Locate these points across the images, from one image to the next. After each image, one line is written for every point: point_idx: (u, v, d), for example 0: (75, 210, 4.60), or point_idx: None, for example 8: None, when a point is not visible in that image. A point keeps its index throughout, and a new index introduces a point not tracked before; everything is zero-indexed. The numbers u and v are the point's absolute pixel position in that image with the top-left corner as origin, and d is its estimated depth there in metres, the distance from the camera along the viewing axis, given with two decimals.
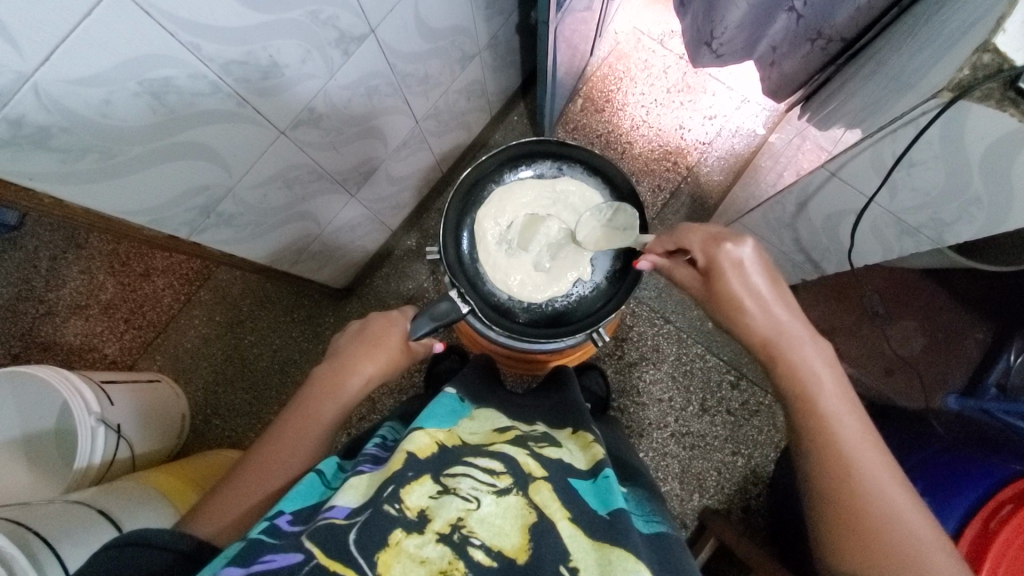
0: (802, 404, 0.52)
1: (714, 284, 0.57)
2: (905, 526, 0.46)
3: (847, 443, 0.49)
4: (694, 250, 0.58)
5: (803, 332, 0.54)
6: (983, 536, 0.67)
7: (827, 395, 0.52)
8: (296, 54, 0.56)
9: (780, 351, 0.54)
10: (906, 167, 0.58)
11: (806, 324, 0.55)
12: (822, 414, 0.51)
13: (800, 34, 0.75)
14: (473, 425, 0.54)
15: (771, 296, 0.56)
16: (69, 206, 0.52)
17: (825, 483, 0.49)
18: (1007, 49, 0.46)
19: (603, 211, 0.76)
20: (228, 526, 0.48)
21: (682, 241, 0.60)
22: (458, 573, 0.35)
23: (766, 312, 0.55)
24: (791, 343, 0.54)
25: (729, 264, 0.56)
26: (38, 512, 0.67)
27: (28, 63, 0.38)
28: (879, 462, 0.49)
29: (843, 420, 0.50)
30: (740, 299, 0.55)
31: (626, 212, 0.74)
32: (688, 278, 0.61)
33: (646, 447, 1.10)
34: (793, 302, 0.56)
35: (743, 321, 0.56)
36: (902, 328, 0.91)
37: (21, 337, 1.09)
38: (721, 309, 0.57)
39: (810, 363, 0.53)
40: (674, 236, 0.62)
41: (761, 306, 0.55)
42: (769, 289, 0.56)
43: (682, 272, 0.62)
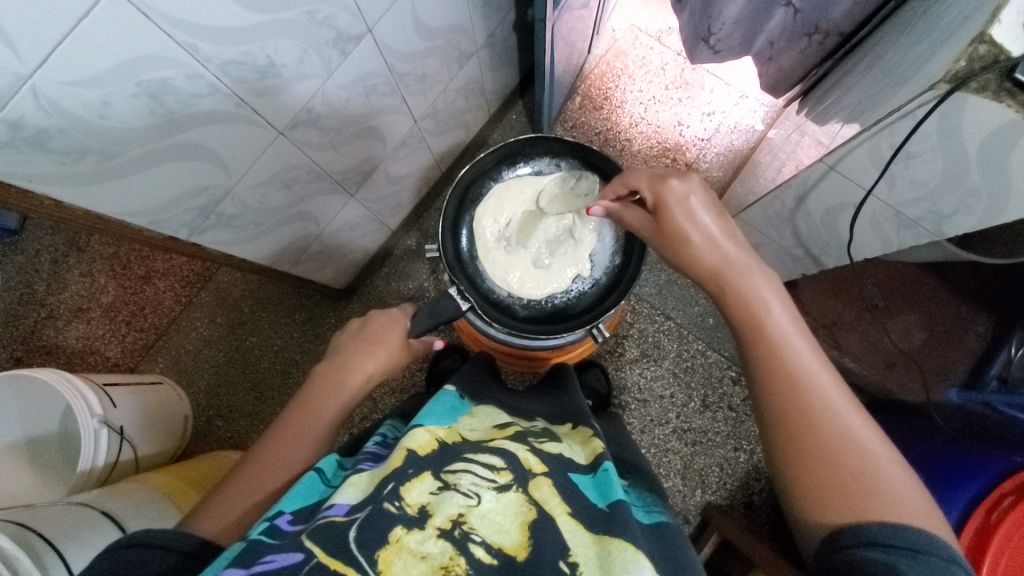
0: (754, 335, 0.52)
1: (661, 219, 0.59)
2: (858, 445, 0.45)
3: (798, 367, 0.49)
4: (642, 192, 0.61)
5: (750, 266, 0.56)
6: (984, 528, 0.68)
7: (778, 322, 0.52)
8: (293, 53, 0.56)
9: (729, 281, 0.55)
10: (904, 158, 0.58)
11: (754, 258, 0.56)
12: (771, 342, 0.51)
13: (797, 29, 0.75)
14: (473, 422, 0.55)
15: (717, 233, 0.57)
16: (69, 208, 0.52)
17: (777, 412, 0.48)
18: (1003, 40, 0.46)
19: (568, 179, 0.75)
20: (229, 526, 0.48)
21: (631, 184, 0.62)
22: (459, 569, 0.35)
23: (714, 248, 0.57)
24: (739, 274, 0.55)
25: (674, 199, 0.58)
26: (43, 514, 0.68)
27: (26, 65, 0.38)
28: (829, 384, 0.48)
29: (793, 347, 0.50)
30: (686, 232, 0.57)
31: (590, 178, 0.73)
32: (640, 220, 0.62)
33: (647, 443, 1.10)
34: (740, 240, 0.58)
35: (693, 257, 0.57)
36: (902, 322, 0.88)
37: (23, 341, 1.09)
38: (670, 245, 0.59)
39: (760, 294, 0.54)
40: (623, 180, 0.63)
41: (708, 242, 0.57)
42: (718, 229, 0.57)
43: (634, 216, 0.63)
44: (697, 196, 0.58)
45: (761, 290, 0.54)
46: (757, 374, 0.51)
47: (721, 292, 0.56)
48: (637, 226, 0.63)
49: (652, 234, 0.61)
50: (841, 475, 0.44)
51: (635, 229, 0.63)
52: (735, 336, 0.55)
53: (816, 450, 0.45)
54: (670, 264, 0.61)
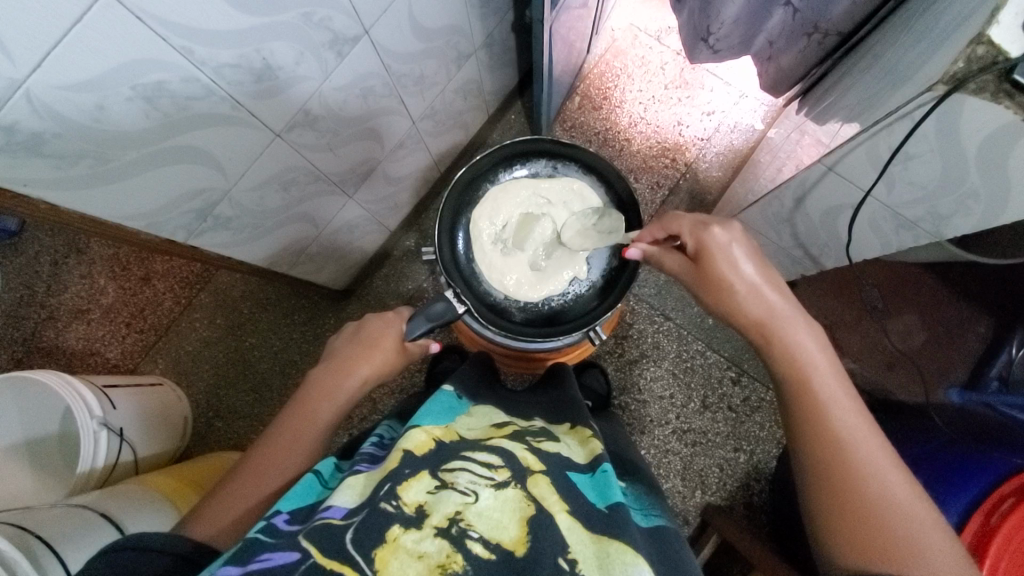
0: (795, 385, 0.54)
1: (702, 267, 0.59)
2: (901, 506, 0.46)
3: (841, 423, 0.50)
4: (682, 237, 0.60)
5: (795, 321, 0.56)
6: (983, 532, 0.68)
7: (819, 374, 0.53)
8: (288, 55, 0.56)
9: (772, 332, 0.56)
10: (903, 160, 0.58)
11: (796, 308, 0.57)
12: (815, 396, 0.52)
13: (796, 28, 0.74)
14: (470, 422, 0.54)
15: (762, 282, 0.57)
16: (64, 212, 0.52)
17: (818, 466, 0.50)
18: (1001, 41, 0.45)
19: (590, 217, 0.76)
20: (226, 530, 0.48)
21: (671, 228, 0.62)
22: (457, 566, 0.35)
23: (756, 296, 0.57)
24: (783, 325, 0.56)
25: (717, 248, 0.58)
26: (42, 516, 0.68)
27: (20, 69, 0.38)
28: (871, 440, 0.50)
29: (836, 404, 0.52)
30: (729, 282, 0.57)
31: (613, 217, 0.74)
32: (678, 265, 0.62)
33: (647, 445, 1.10)
34: (783, 288, 0.58)
35: (737, 307, 0.58)
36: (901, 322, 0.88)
37: (23, 342, 1.09)
38: (709, 291, 0.59)
39: (802, 344, 0.55)
40: (663, 224, 0.63)
41: (752, 291, 0.57)
42: (760, 276, 0.57)
43: (672, 259, 0.63)
44: (739, 246, 0.58)
45: (803, 342, 0.55)
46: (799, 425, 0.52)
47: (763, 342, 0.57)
48: (673, 269, 0.63)
49: (690, 280, 0.61)
50: (883, 537, 0.45)
51: (673, 275, 0.63)
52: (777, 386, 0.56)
53: (861, 509, 0.47)
54: (708, 309, 0.61)
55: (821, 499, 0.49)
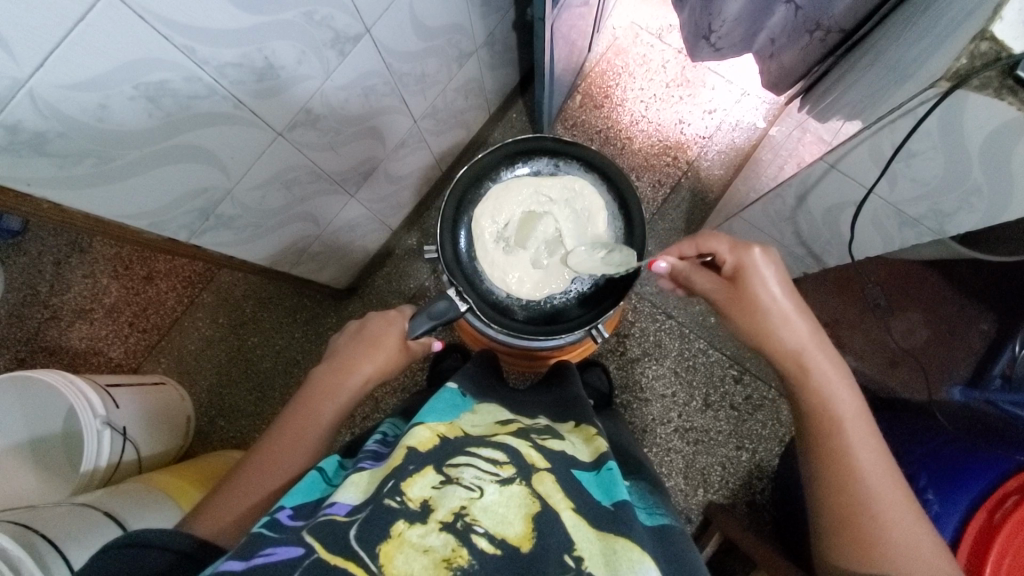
0: (824, 426, 0.55)
1: (740, 286, 0.59)
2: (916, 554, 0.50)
3: (868, 470, 0.52)
4: (721, 255, 0.61)
5: (825, 359, 0.57)
6: (987, 528, 0.68)
7: (849, 417, 0.55)
8: (290, 54, 0.56)
9: (807, 370, 0.57)
10: (906, 157, 0.57)
11: (824, 346, 0.58)
12: (843, 444, 0.54)
13: (798, 26, 0.74)
14: (475, 419, 0.54)
15: (794, 309, 0.58)
16: (67, 211, 0.52)
17: (844, 513, 0.52)
18: (1005, 37, 0.46)
19: (598, 249, 0.76)
20: (227, 528, 0.48)
21: (707, 245, 0.62)
22: (462, 561, 0.35)
23: (787, 323, 0.58)
24: (816, 362, 0.57)
25: (756, 270, 0.58)
26: (46, 514, 0.68)
27: (23, 70, 0.38)
28: (892, 488, 0.52)
29: (861, 455, 0.53)
30: (765, 307, 0.58)
31: (622, 252, 0.75)
32: (710, 285, 0.62)
33: (649, 443, 1.10)
34: (813, 320, 0.59)
35: (773, 335, 0.58)
36: (905, 321, 0.90)
37: (27, 341, 1.10)
38: (743, 311, 0.59)
39: (834, 381, 0.56)
40: (696, 240, 0.63)
41: (783, 316, 0.58)
42: (790, 303, 0.58)
43: (702, 278, 0.62)
44: (772, 269, 0.59)
45: (833, 381, 0.56)
46: (824, 467, 0.54)
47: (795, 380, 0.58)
48: (703, 287, 0.62)
49: (722, 300, 0.61)
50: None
51: (703, 294, 0.63)
52: (805, 420, 0.57)
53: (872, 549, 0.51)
54: (737, 332, 0.61)
55: (838, 540, 0.53)
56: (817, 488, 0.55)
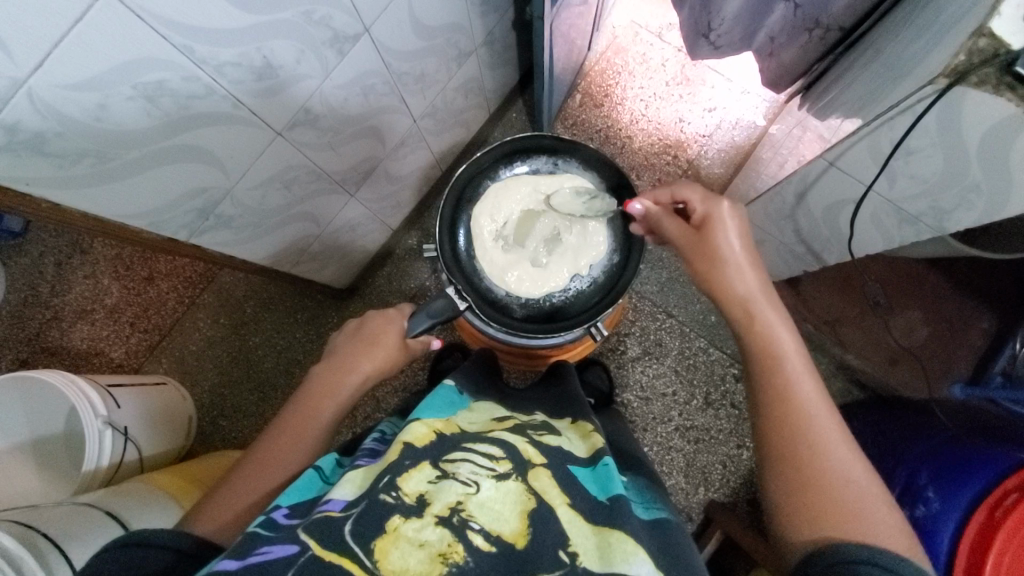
0: (762, 363, 0.54)
1: (703, 235, 0.61)
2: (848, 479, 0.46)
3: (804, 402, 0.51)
4: (693, 205, 0.63)
5: (772, 311, 0.57)
6: (989, 524, 0.68)
7: (789, 355, 0.54)
8: (289, 54, 0.56)
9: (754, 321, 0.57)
10: (905, 154, 0.57)
11: (773, 303, 0.58)
12: (782, 379, 0.52)
13: (798, 24, 0.74)
14: (472, 415, 0.54)
15: (747, 263, 0.59)
16: (67, 210, 0.53)
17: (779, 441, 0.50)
18: (1002, 34, 0.46)
19: (582, 193, 0.77)
20: (225, 527, 0.48)
21: (679, 193, 0.64)
22: (457, 556, 0.35)
23: (741, 274, 0.59)
24: (764, 312, 0.57)
25: (719, 221, 0.60)
26: (48, 514, 0.68)
27: (21, 69, 0.38)
28: (827, 418, 0.50)
29: (803, 395, 0.51)
30: (722, 254, 0.59)
31: (606, 202, 0.77)
32: (677, 231, 0.64)
33: (650, 441, 1.10)
34: (766, 279, 0.59)
35: (725, 282, 0.59)
36: (906, 319, 0.90)
37: (29, 342, 1.10)
38: (702, 257, 0.60)
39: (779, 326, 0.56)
40: (672, 188, 0.65)
41: (737, 265, 0.59)
42: (746, 256, 0.59)
43: (671, 224, 0.65)
44: (734, 224, 0.60)
45: (774, 327, 0.56)
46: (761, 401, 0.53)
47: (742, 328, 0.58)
48: (672, 233, 0.65)
49: (685, 246, 0.62)
50: (830, 509, 0.45)
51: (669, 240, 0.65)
52: (747, 367, 0.56)
53: (812, 482, 0.47)
54: (697, 282, 0.62)
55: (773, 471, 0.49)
56: (758, 437, 0.53)
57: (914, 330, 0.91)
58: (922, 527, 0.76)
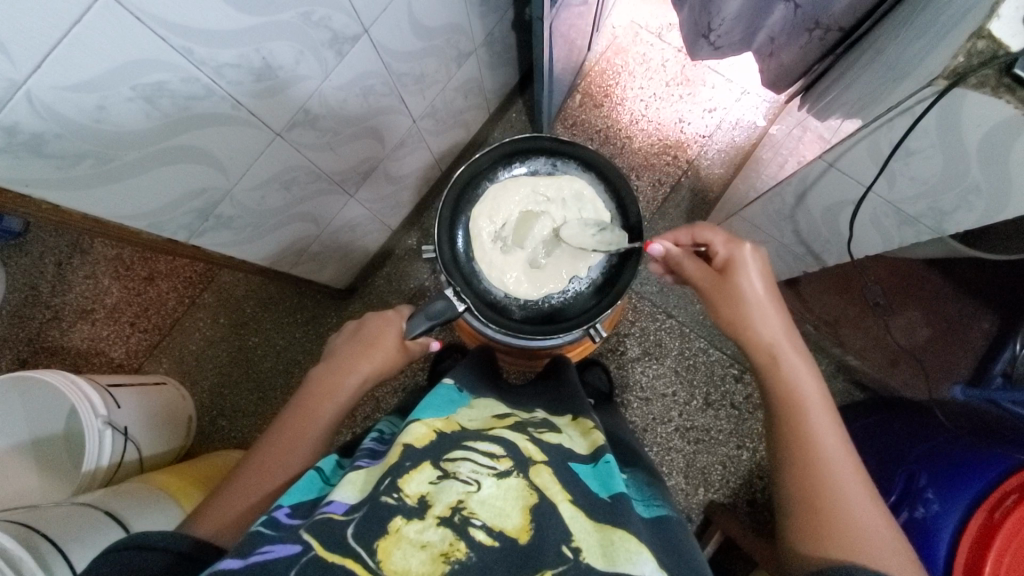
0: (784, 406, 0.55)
1: (726, 277, 0.62)
2: (866, 521, 0.47)
3: (824, 446, 0.52)
4: (715, 247, 0.64)
5: (794, 353, 0.58)
6: (988, 526, 0.68)
7: (810, 400, 0.55)
8: (288, 55, 0.56)
9: (779, 365, 0.58)
10: (904, 156, 0.57)
11: (795, 345, 0.59)
12: (803, 422, 0.54)
13: (797, 24, 0.74)
14: (471, 413, 0.55)
15: (769, 306, 0.60)
16: (66, 212, 0.53)
17: (800, 482, 0.51)
18: (1002, 35, 0.46)
19: (591, 225, 0.77)
20: (226, 528, 0.48)
21: (702, 236, 0.65)
22: (459, 553, 0.35)
23: (764, 317, 0.60)
24: (787, 356, 0.58)
25: (743, 263, 0.61)
26: (48, 515, 0.68)
27: (20, 70, 0.38)
28: (846, 462, 0.51)
29: (825, 442, 0.52)
30: (745, 296, 0.60)
31: (616, 234, 0.76)
32: (698, 272, 0.64)
33: (650, 441, 1.10)
34: (787, 320, 0.60)
35: (749, 325, 0.60)
36: (907, 318, 0.90)
37: (29, 342, 1.10)
38: (726, 299, 0.61)
39: (802, 371, 0.57)
40: (693, 228, 0.66)
41: (760, 307, 0.60)
42: (769, 298, 0.61)
43: (691, 264, 0.65)
44: (757, 266, 0.62)
45: (795, 372, 0.57)
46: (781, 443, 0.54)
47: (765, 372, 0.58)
48: (692, 274, 0.65)
49: (708, 287, 0.63)
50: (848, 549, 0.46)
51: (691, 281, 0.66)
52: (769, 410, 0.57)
53: (831, 522, 0.48)
54: (719, 323, 0.63)
55: (793, 509, 0.51)
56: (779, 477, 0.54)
57: (915, 331, 0.91)
58: (922, 528, 0.76)
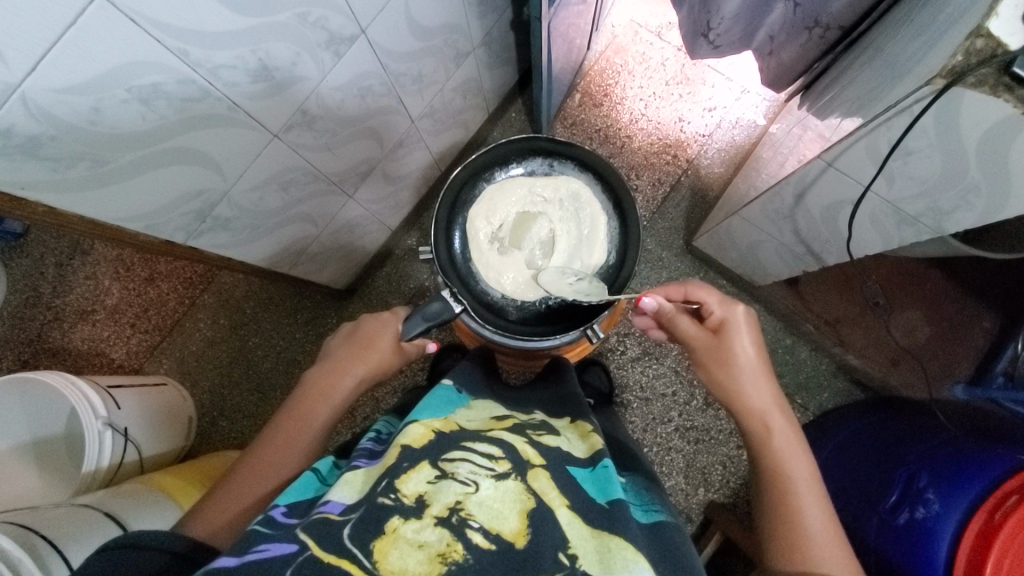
0: (771, 471, 0.57)
1: (721, 338, 0.64)
2: None
3: (809, 515, 0.53)
4: (710, 306, 0.66)
5: (785, 424, 0.60)
6: (988, 527, 0.67)
7: (795, 467, 0.56)
8: (285, 55, 0.56)
9: (770, 441, 0.59)
10: (903, 155, 0.57)
11: (785, 417, 0.60)
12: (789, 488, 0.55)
13: (797, 23, 0.73)
14: (470, 414, 0.54)
15: (758, 373, 0.62)
16: (62, 214, 0.53)
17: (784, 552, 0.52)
18: (1001, 34, 0.46)
19: (568, 274, 0.76)
20: (220, 528, 0.48)
21: (695, 294, 0.67)
22: (456, 555, 0.35)
23: (754, 380, 0.62)
24: (777, 423, 0.59)
25: (736, 324, 0.64)
26: (47, 516, 0.68)
27: (15, 73, 0.38)
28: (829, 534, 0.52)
29: (813, 521, 0.53)
30: (737, 357, 0.62)
31: (596, 282, 0.75)
32: (692, 331, 0.66)
33: (649, 442, 1.10)
34: (777, 390, 0.62)
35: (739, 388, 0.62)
36: (906, 318, 0.90)
37: (30, 343, 1.10)
38: (721, 361, 0.63)
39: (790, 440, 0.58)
40: (684, 286, 0.68)
41: (750, 371, 0.62)
42: (759, 361, 0.63)
43: (684, 322, 0.66)
44: (750, 330, 0.64)
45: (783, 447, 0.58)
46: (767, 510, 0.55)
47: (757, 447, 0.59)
48: (686, 330, 0.66)
49: (702, 345, 0.65)
50: None
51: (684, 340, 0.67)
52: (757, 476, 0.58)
53: None
54: (712, 385, 0.65)
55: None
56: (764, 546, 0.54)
57: (917, 330, 0.91)
58: (923, 528, 0.76)
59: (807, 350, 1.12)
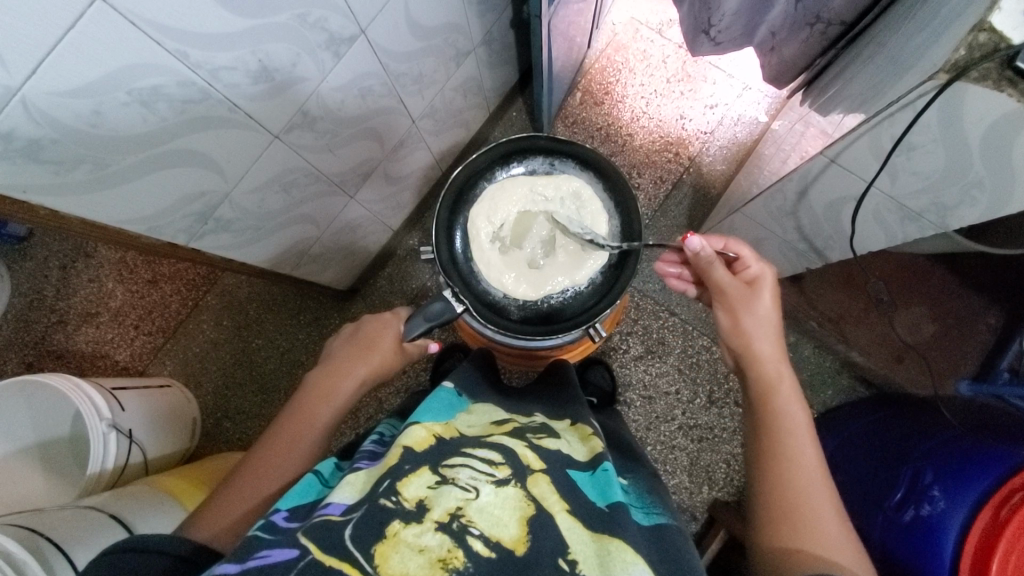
0: (771, 419, 0.57)
1: (752, 290, 0.63)
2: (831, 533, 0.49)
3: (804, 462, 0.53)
4: (746, 260, 0.64)
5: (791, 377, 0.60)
6: (996, 524, 0.66)
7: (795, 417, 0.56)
8: (286, 57, 0.56)
9: (777, 389, 0.59)
10: (907, 150, 0.56)
11: (795, 376, 0.60)
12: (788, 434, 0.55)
13: (799, 18, 0.73)
14: (471, 417, 0.54)
15: (776, 333, 0.62)
16: (65, 217, 0.53)
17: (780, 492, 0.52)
18: (1002, 27, 0.46)
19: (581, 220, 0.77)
20: (223, 532, 0.48)
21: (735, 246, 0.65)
22: (457, 562, 0.35)
23: (767, 334, 0.62)
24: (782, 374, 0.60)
25: (766, 278, 0.63)
26: (52, 518, 0.69)
27: (15, 77, 0.38)
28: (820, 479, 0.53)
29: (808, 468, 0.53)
30: (758, 309, 0.62)
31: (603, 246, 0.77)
32: (726, 278, 0.64)
33: (653, 440, 1.10)
34: (784, 345, 0.62)
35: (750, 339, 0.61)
36: (910, 315, 0.93)
37: (35, 345, 1.11)
38: (746, 312, 0.62)
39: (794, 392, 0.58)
40: (724, 239, 0.66)
41: (766, 324, 0.62)
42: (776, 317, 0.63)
43: (719, 270, 0.64)
44: (778, 295, 0.64)
45: (792, 415, 0.56)
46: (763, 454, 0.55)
47: (761, 398, 0.59)
48: (718, 277, 0.64)
49: (730, 293, 0.63)
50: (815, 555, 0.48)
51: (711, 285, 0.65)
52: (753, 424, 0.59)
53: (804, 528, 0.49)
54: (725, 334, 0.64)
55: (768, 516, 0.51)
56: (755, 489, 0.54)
57: (921, 326, 0.94)
58: (929, 525, 0.75)
59: (810, 348, 1.11)
